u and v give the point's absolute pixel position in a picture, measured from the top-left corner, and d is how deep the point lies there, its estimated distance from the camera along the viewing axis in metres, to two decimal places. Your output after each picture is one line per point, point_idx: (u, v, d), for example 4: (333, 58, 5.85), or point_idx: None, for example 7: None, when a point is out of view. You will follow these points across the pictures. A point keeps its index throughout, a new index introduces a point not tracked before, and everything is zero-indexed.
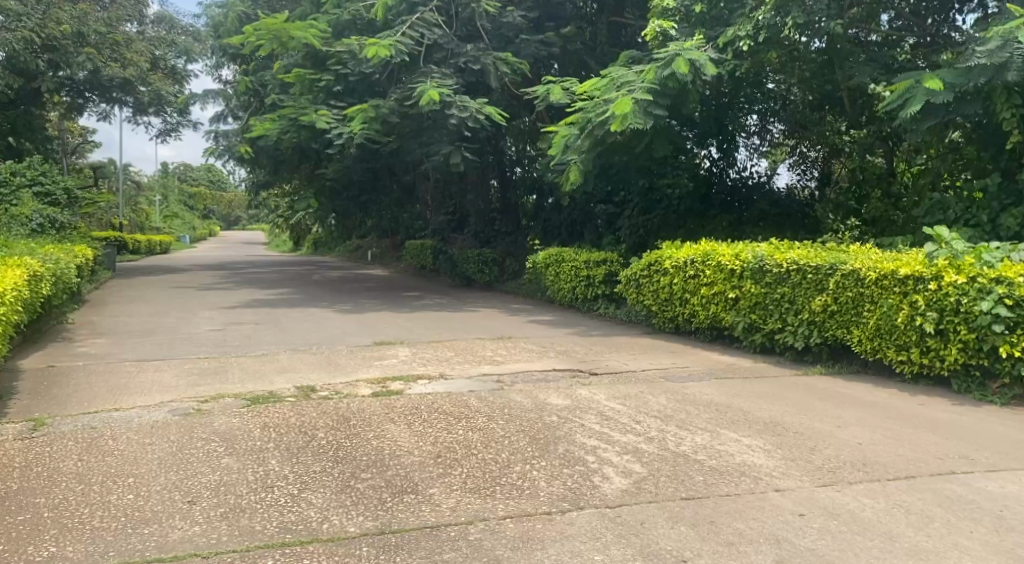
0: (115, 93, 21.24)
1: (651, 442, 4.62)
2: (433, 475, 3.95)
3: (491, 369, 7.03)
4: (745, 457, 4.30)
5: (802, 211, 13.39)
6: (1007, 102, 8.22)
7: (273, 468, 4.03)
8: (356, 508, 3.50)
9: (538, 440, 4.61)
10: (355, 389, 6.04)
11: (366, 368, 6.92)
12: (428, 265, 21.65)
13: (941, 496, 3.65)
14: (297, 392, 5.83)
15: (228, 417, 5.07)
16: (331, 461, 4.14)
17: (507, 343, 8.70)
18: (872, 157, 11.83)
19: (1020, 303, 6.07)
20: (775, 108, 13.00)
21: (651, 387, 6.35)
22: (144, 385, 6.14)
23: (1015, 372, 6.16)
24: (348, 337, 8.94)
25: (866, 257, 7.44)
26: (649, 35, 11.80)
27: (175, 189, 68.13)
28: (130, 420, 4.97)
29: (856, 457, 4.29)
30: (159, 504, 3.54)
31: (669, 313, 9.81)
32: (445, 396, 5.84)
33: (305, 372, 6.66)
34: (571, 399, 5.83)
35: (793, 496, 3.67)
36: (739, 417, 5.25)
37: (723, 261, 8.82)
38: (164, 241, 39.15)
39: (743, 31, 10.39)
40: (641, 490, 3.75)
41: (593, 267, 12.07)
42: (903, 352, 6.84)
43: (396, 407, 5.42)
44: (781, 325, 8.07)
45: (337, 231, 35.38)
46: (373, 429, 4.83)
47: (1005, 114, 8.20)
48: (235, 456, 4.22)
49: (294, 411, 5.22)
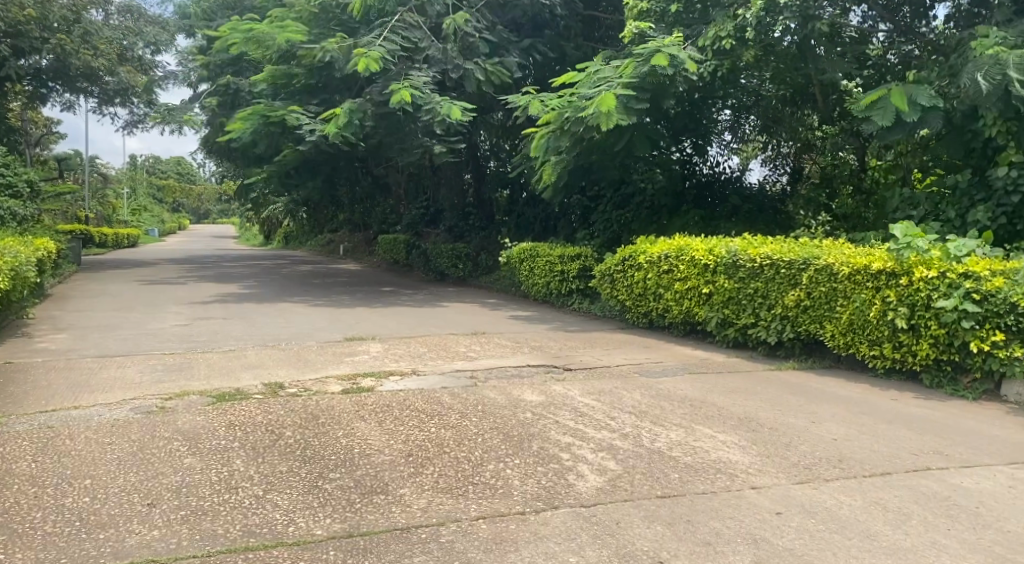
0: (80, 82, 20.74)
1: (626, 438, 4.57)
2: (404, 475, 3.85)
3: (464, 364, 6.93)
4: (721, 454, 4.26)
5: (773, 206, 13.41)
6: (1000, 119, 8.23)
7: (238, 467, 3.91)
8: (324, 509, 3.40)
9: (512, 438, 4.53)
10: (324, 386, 5.90)
11: (336, 364, 6.77)
12: (400, 259, 21.46)
13: (918, 493, 3.64)
14: (265, 390, 5.68)
15: (192, 415, 4.92)
16: (298, 461, 4.03)
17: (480, 338, 8.61)
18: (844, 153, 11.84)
19: (988, 297, 6.13)
20: (747, 103, 12.83)
21: (625, 382, 6.31)
22: (106, 381, 5.95)
23: (985, 367, 6.20)
24: (319, 332, 8.79)
25: (839, 252, 7.45)
26: (627, 36, 11.81)
27: (144, 181, 67.03)
28: (90, 419, 4.80)
29: (832, 453, 4.27)
30: (117, 507, 3.40)
31: (644, 307, 9.78)
32: (417, 392, 5.73)
33: (273, 369, 6.50)
34: (545, 395, 5.76)
35: (769, 493, 3.63)
36: (713, 413, 5.22)
37: (697, 256, 8.82)
38: (131, 235, 38.39)
39: (724, 31, 10.58)
40: (617, 488, 3.69)
41: (567, 262, 12.03)
42: (876, 348, 6.88)
43: (367, 405, 5.31)
44: (754, 320, 8.07)
45: (309, 225, 34.98)
46: (342, 427, 4.71)
47: (996, 130, 8.26)
48: (198, 456, 4.09)
49: (261, 409, 5.08)
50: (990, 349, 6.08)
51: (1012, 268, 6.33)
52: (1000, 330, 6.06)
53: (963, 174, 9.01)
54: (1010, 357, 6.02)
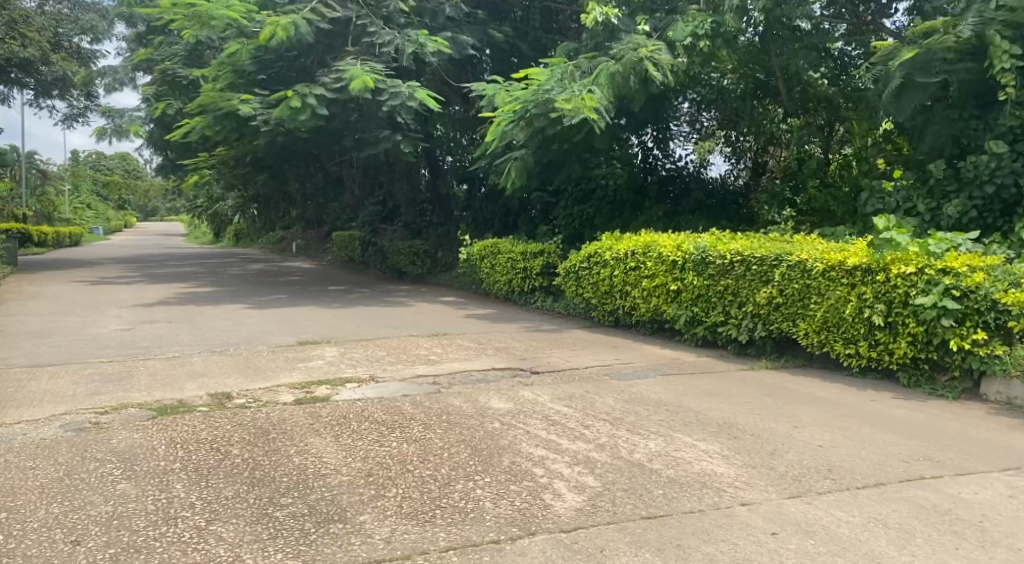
0: (12, 73, 19.75)
1: (602, 449, 4.32)
2: (363, 499, 3.52)
3: (426, 369, 6.60)
4: (704, 465, 4.03)
5: (736, 203, 13.29)
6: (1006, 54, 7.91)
7: (178, 494, 3.54)
8: (274, 543, 3.06)
9: (481, 452, 4.24)
10: (276, 396, 5.52)
11: (288, 372, 6.37)
12: (356, 256, 20.94)
13: (917, 505, 3.47)
14: (210, 402, 5.27)
15: (129, 432, 4.50)
16: (244, 485, 3.67)
17: (441, 340, 8.27)
18: (810, 146, 11.71)
19: (967, 294, 6.05)
20: (710, 98, 12.49)
21: (595, 387, 6.06)
22: (33, 395, 5.47)
23: (965, 365, 6.11)
24: (269, 336, 8.33)
25: (811, 249, 7.36)
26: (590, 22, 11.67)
27: (87, 178, 64.86)
28: (12, 439, 4.36)
29: (819, 461, 4.08)
30: (34, 546, 3.00)
31: (609, 306, 9.60)
32: (376, 402, 5.38)
33: (220, 378, 6.06)
34: (513, 402, 5.48)
35: (762, 511, 3.41)
36: (691, 418, 5.01)
37: (664, 252, 8.66)
38: (73, 234, 36.94)
39: (703, 29, 10.62)
40: (597, 508, 3.43)
41: (530, 258, 11.82)
42: (850, 346, 6.77)
43: (322, 417, 4.95)
44: (724, 318, 7.93)
45: (260, 222, 34.10)
46: (295, 443, 4.36)
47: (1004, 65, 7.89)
48: (133, 481, 3.71)
49: (206, 424, 4.70)
50: (970, 347, 5.99)
51: (988, 264, 6.26)
52: (980, 328, 5.97)
53: (939, 164, 8.92)
54: (990, 355, 5.94)
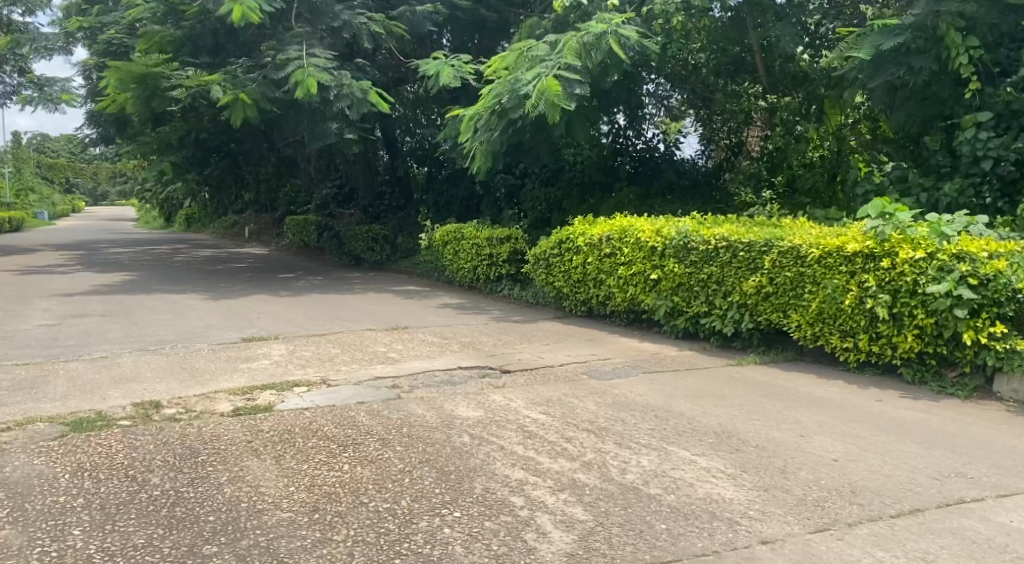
0: None
1: (590, 470, 3.79)
2: (305, 546, 2.95)
3: (385, 370, 6.01)
4: (709, 490, 3.54)
5: (710, 183, 12.64)
6: (963, 44, 8.02)
7: (74, 544, 2.93)
8: None
9: (448, 476, 3.69)
10: (212, 405, 4.88)
11: (228, 374, 5.73)
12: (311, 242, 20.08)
13: (966, 541, 3.04)
14: (134, 414, 4.62)
15: (28, 457, 3.84)
16: (165, 528, 3.08)
17: (401, 335, 7.66)
18: (800, 128, 11.13)
19: (984, 282, 5.67)
20: (680, 74, 12.02)
21: (574, 389, 5.53)
22: None
23: (978, 360, 5.74)
24: (212, 331, 7.65)
25: (804, 233, 7.00)
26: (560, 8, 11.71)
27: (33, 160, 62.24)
28: None
29: (839, 481, 3.65)
30: None
31: (583, 294, 9.13)
32: (326, 412, 4.77)
33: (151, 384, 5.39)
34: (483, 409, 4.93)
35: (785, 551, 2.95)
36: (685, 427, 4.52)
37: (643, 238, 8.19)
38: (14, 217, 35.29)
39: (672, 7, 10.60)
40: (592, 553, 2.91)
41: (496, 245, 11.26)
42: (848, 339, 6.39)
43: (262, 432, 4.34)
44: (707, 309, 7.51)
45: (214, 205, 32.88)
46: (227, 468, 3.76)
47: (962, 58, 8.01)
48: (20, 526, 3.08)
49: (125, 444, 4.06)
50: (986, 342, 5.62)
51: (1005, 249, 5.89)
52: (997, 321, 5.61)
53: None
54: (1008, 350, 5.56)
